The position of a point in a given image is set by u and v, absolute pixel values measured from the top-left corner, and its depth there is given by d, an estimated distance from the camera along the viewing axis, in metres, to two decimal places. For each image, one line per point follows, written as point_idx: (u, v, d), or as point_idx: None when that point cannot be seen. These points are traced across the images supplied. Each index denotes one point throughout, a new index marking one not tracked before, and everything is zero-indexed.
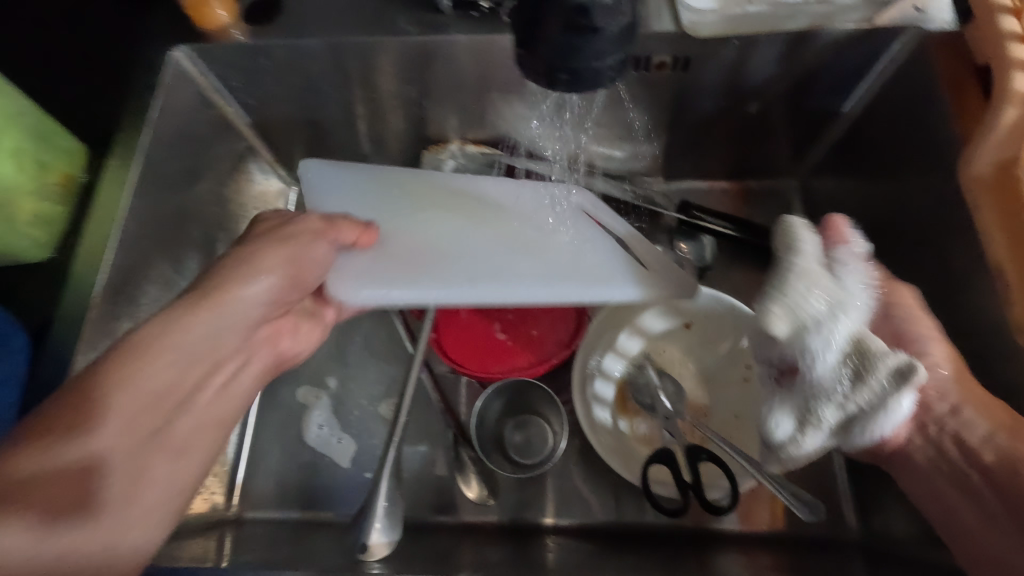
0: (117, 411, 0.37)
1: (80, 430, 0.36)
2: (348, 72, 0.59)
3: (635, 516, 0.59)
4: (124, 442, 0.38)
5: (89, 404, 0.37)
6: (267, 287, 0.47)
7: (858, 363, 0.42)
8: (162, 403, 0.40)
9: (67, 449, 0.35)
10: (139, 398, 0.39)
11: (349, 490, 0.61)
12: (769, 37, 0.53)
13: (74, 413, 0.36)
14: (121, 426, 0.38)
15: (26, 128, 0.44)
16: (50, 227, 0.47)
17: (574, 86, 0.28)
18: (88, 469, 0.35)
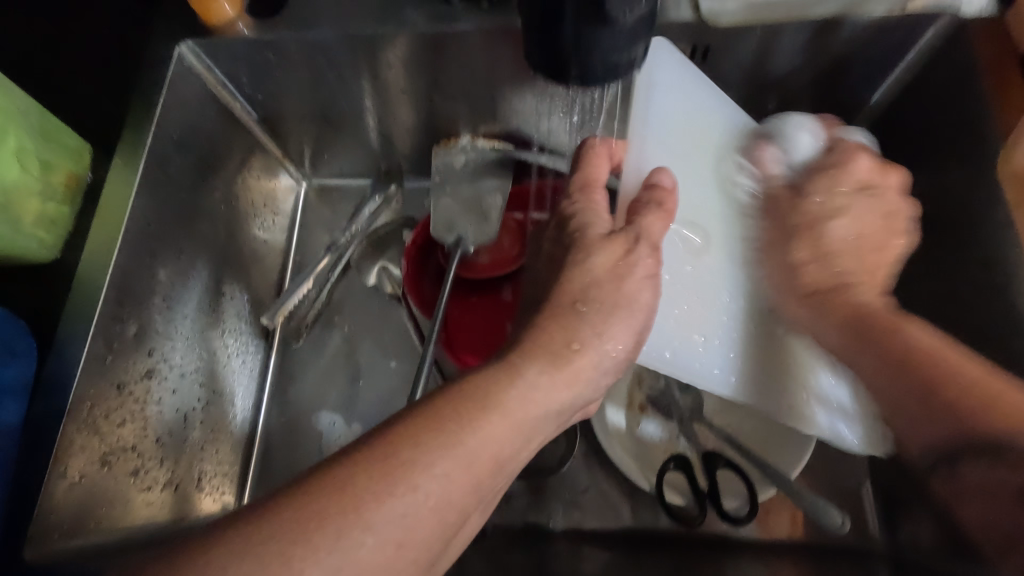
0: (433, 477, 0.31)
1: (367, 505, 0.29)
2: (357, 66, 0.57)
3: (649, 522, 0.57)
4: (404, 493, 0.30)
5: (404, 461, 0.31)
6: (563, 397, 0.37)
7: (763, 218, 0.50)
8: (452, 486, 0.31)
9: (350, 545, 0.28)
10: (419, 466, 0.31)
11: None
12: (793, 25, 0.50)
13: (385, 472, 0.30)
14: (385, 496, 0.29)
15: (29, 127, 0.43)
16: (55, 229, 0.46)
17: (587, 79, 0.28)
18: (391, 544, 0.29)
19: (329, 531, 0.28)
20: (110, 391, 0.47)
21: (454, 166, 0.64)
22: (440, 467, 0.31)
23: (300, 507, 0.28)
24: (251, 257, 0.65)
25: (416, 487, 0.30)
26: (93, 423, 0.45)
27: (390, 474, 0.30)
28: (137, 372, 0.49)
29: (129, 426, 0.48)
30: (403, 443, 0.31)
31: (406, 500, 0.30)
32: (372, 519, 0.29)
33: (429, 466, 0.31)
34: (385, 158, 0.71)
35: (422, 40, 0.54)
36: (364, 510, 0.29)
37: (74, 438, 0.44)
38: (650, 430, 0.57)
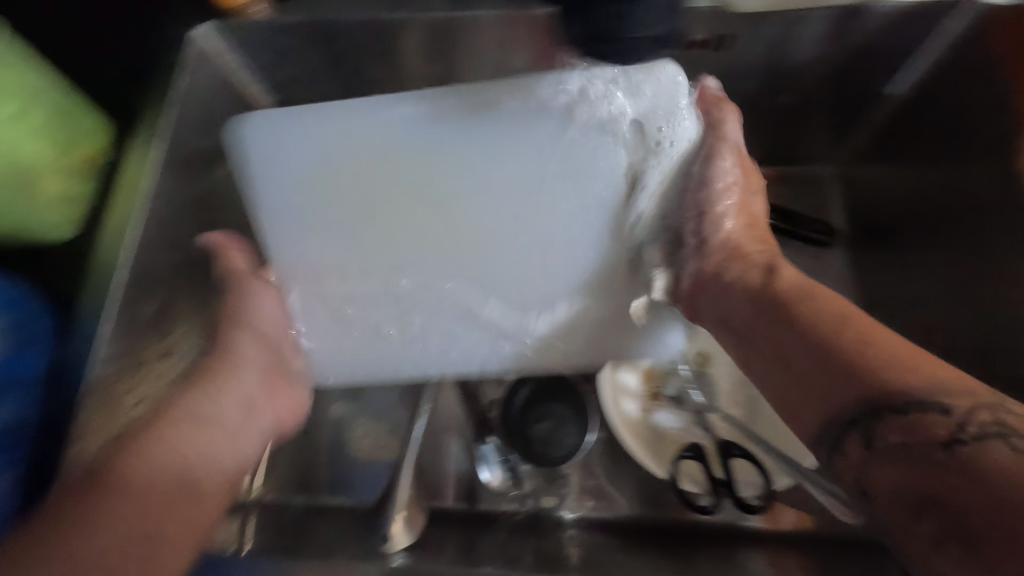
0: (115, 519, 0.39)
1: (59, 552, 0.36)
2: (376, 51, 0.57)
3: (661, 510, 0.58)
4: (79, 524, 0.38)
5: (130, 460, 0.42)
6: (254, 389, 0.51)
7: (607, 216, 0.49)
8: (131, 504, 0.40)
9: (88, 540, 0.37)
10: (105, 504, 0.39)
11: (370, 475, 0.61)
12: (815, 14, 0.50)
13: (108, 482, 0.40)
14: (91, 512, 0.39)
15: (52, 107, 0.43)
16: (77, 209, 0.47)
17: (600, 52, 0.30)
18: (112, 553, 0.37)
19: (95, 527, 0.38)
20: (130, 369, 0.49)
21: None
22: (105, 520, 0.38)
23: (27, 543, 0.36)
24: None
25: (100, 522, 0.38)
26: (110, 401, 0.47)
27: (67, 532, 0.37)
28: (155, 351, 0.51)
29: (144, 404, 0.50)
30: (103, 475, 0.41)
31: (96, 517, 0.38)
32: (86, 532, 0.38)
33: (94, 514, 0.39)
34: None
35: (438, 26, 0.54)
36: (69, 531, 0.37)
37: (93, 418, 0.46)
38: (664, 419, 0.57)
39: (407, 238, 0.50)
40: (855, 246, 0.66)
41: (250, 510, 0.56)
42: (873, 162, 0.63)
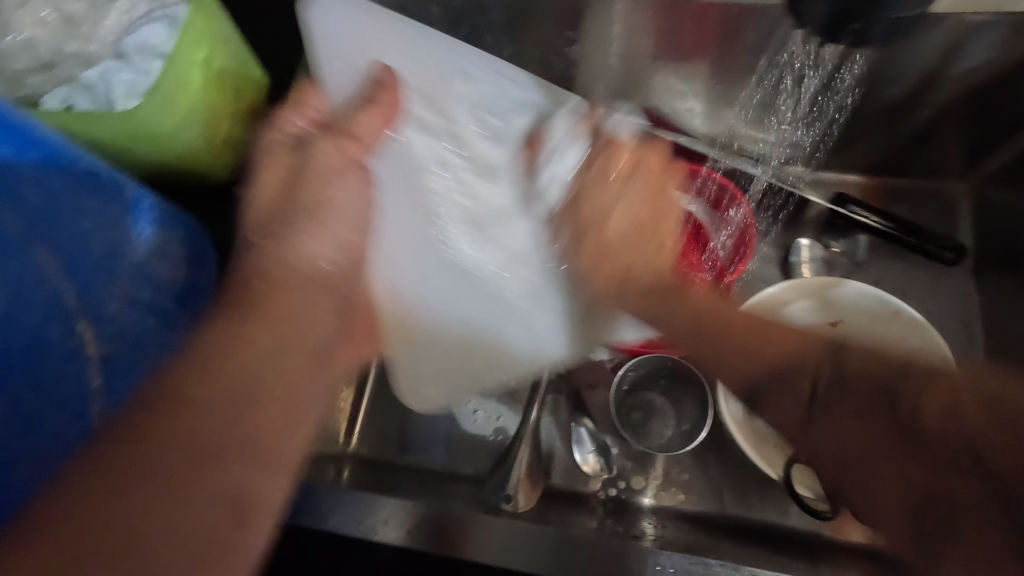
0: (191, 406, 0.34)
1: (108, 498, 0.31)
2: (514, 29, 0.58)
3: (740, 513, 0.57)
4: (132, 501, 0.31)
5: (138, 439, 0.32)
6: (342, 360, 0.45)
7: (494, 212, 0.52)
8: (174, 479, 0.32)
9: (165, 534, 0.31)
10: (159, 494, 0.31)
11: (443, 438, 0.59)
12: (990, 22, 0.49)
13: (127, 450, 0.32)
14: (177, 459, 0.32)
15: (231, 53, 0.45)
16: (233, 152, 0.49)
17: (862, 40, 0.26)
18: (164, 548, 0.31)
19: (105, 500, 0.30)
20: None
21: None
22: (205, 385, 0.35)
23: (107, 473, 0.31)
24: None
25: (161, 517, 0.31)
26: None
27: (195, 433, 0.34)
28: None
29: None
30: (141, 437, 0.32)
31: (170, 474, 0.32)
32: (150, 456, 0.32)
33: (190, 412, 0.34)
34: None
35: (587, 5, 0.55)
36: (115, 492, 0.31)
37: None
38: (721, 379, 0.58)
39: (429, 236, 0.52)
40: (980, 272, 0.63)
41: (343, 463, 0.57)
42: (1010, 184, 0.61)
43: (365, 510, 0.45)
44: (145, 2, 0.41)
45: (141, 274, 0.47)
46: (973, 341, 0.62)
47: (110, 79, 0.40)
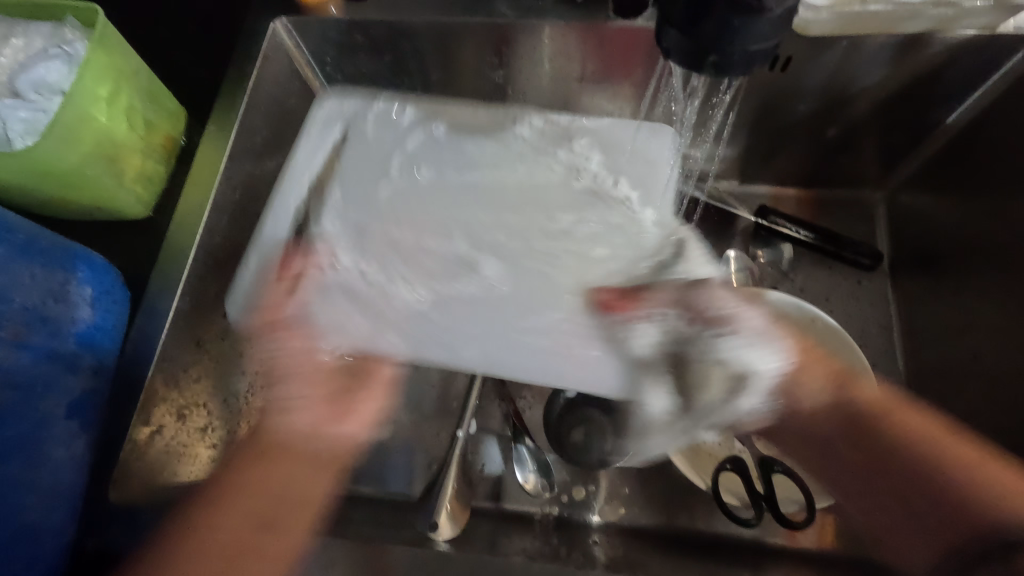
0: (268, 463, 0.42)
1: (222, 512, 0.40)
2: (439, 54, 0.59)
3: (683, 523, 0.58)
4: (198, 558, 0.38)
5: (235, 488, 0.41)
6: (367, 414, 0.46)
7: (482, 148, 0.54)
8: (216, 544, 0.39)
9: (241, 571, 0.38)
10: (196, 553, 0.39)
11: (392, 463, 0.59)
12: (879, 40, 0.51)
13: (243, 484, 0.41)
14: (232, 518, 0.40)
15: (139, 88, 0.45)
16: (151, 187, 0.49)
17: (723, 70, 0.27)
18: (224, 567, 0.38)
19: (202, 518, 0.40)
20: (190, 346, 0.48)
21: None
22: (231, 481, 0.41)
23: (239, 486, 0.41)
24: None
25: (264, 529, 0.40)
26: (173, 376, 0.46)
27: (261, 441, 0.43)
28: (214, 332, 0.50)
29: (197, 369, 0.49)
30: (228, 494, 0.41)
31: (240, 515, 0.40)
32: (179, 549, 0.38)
33: (236, 478, 0.41)
34: None
35: (507, 31, 0.56)
36: (220, 499, 0.41)
37: (160, 398, 0.45)
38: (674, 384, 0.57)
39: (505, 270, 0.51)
40: (897, 275, 0.66)
41: None
42: (920, 190, 0.64)
43: None
44: (42, 40, 0.41)
45: (34, 318, 0.42)
46: (893, 344, 0.64)
47: (5, 118, 0.39)
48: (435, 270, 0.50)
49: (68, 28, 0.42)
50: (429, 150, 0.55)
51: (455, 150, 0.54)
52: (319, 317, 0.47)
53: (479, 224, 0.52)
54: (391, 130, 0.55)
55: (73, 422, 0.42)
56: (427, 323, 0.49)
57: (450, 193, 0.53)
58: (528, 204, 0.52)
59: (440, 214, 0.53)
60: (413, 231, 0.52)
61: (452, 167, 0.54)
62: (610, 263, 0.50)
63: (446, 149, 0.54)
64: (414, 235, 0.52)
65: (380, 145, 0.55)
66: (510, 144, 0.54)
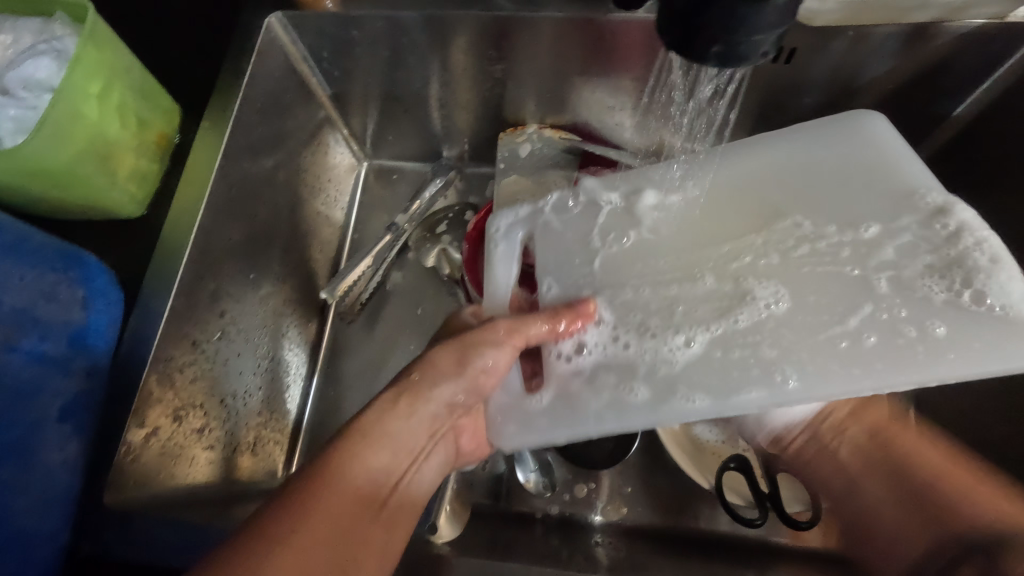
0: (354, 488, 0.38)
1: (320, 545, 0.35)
2: (437, 49, 0.58)
3: (687, 523, 0.57)
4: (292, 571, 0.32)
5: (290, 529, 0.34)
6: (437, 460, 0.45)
7: (578, 219, 0.48)
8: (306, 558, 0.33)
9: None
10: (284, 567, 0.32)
11: None
12: (885, 31, 0.50)
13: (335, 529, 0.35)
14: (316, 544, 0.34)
15: (132, 85, 0.45)
16: (145, 185, 0.48)
17: (726, 61, 0.27)
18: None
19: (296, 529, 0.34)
20: (186, 346, 0.47)
21: (519, 155, 0.65)
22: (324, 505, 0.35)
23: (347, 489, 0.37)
24: (315, 231, 0.65)
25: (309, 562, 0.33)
26: (169, 377, 0.46)
27: (362, 436, 0.39)
28: (209, 332, 0.50)
29: (193, 369, 0.48)
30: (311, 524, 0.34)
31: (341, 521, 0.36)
32: (260, 566, 0.32)
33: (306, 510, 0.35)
34: (447, 143, 0.70)
35: (506, 25, 0.55)
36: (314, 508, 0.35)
37: (157, 400, 0.45)
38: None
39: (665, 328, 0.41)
40: None
41: None
42: None
43: None
44: (31, 36, 0.41)
45: (25, 320, 0.42)
46: None
47: None
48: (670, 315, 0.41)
49: (58, 24, 0.41)
50: (574, 227, 0.48)
51: (589, 218, 0.48)
52: (576, 405, 0.41)
53: (674, 257, 0.44)
54: (513, 243, 0.49)
55: (65, 426, 0.42)
56: (710, 372, 0.39)
57: (698, 228, 0.45)
58: (812, 205, 0.43)
59: (661, 259, 0.44)
60: (660, 291, 0.42)
61: (582, 234, 0.47)
62: (925, 234, 0.39)
63: (569, 232, 0.48)
64: (647, 296, 0.42)
65: (571, 237, 0.47)
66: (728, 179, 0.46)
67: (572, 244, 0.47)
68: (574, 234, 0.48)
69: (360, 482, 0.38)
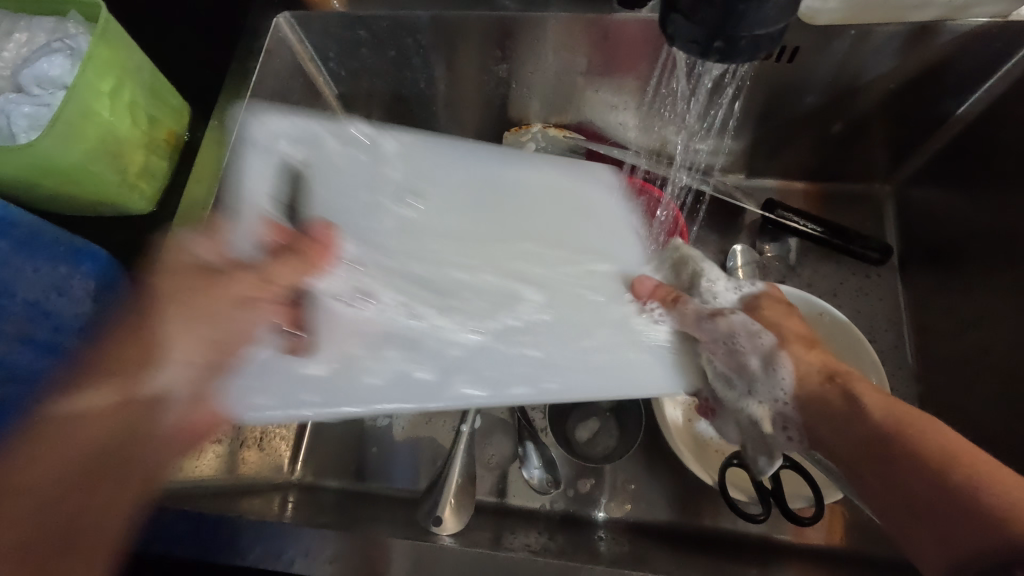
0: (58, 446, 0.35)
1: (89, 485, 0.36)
2: (443, 48, 0.59)
3: (693, 521, 0.57)
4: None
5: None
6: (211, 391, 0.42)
7: (331, 164, 0.52)
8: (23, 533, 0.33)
9: None
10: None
11: (397, 459, 0.59)
12: (889, 30, 0.51)
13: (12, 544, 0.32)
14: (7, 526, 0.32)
15: (142, 83, 0.45)
16: (155, 182, 0.49)
17: (727, 56, 0.27)
18: None
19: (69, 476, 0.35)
20: None
21: (524, 154, 0.66)
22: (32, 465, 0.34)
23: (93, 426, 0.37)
24: None
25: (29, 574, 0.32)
26: None
27: (146, 352, 0.39)
28: None
29: None
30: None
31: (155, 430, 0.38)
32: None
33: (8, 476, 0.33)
34: (452, 143, 0.71)
35: (510, 25, 0.56)
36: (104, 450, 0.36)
37: None
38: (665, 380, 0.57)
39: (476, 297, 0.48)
40: (906, 269, 0.65)
41: (287, 491, 0.55)
42: (929, 184, 0.63)
43: (285, 543, 0.44)
44: (46, 35, 0.42)
45: (38, 313, 0.42)
46: (901, 340, 0.63)
47: (9, 113, 0.39)
48: (423, 279, 0.49)
49: (71, 23, 0.42)
50: (354, 180, 0.52)
51: (337, 172, 0.52)
52: (354, 363, 0.44)
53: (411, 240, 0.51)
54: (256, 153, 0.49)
55: None
56: (444, 333, 0.46)
57: (472, 219, 0.53)
58: (560, 237, 0.53)
59: (448, 240, 0.51)
60: (436, 260, 0.50)
61: (336, 183, 0.51)
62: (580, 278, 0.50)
63: (351, 176, 0.52)
64: (424, 260, 0.50)
65: (361, 182, 0.52)
66: (527, 183, 0.55)
67: (344, 185, 0.52)
68: (324, 171, 0.51)
69: (176, 427, 0.39)
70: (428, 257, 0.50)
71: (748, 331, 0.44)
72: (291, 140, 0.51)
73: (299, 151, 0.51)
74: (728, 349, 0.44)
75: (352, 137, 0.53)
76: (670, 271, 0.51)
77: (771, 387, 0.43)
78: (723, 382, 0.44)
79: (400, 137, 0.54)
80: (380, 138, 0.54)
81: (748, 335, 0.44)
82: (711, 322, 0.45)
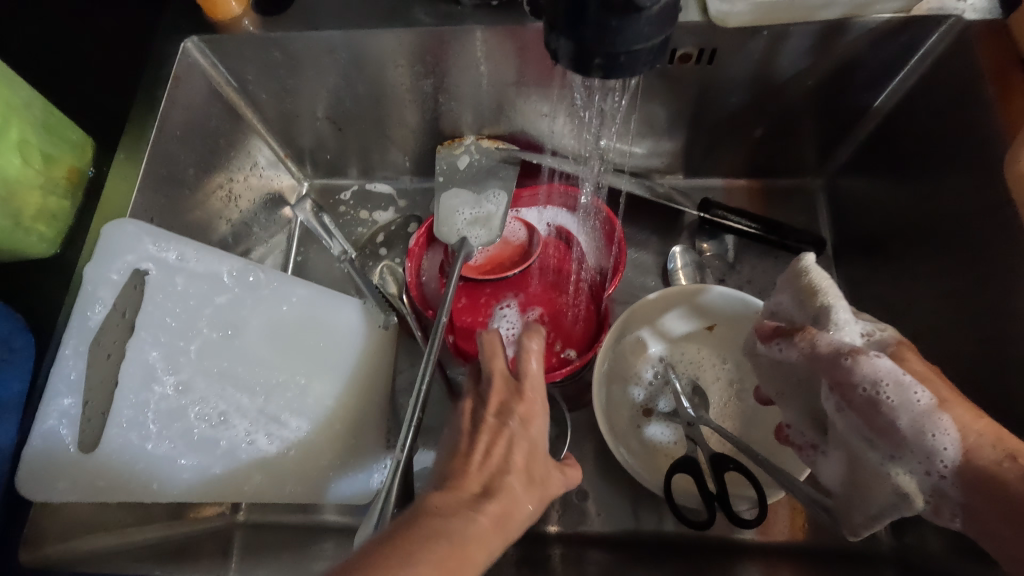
0: None
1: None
2: (364, 66, 0.57)
3: (653, 527, 0.57)
4: None
5: None
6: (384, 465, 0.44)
7: (257, 295, 0.50)
8: None
9: None
10: None
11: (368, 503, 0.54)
12: (800, 28, 0.51)
13: None
14: None
15: (33, 119, 0.44)
16: (58, 221, 0.47)
17: (609, 73, 0.26)
18: None
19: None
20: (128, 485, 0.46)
21: (458, 167, 0.65)
22: None
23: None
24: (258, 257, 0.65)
25: None
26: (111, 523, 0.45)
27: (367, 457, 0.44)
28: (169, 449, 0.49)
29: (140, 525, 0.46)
30: None
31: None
32: None
33: None
34: (388, 159, 0.70)
35: (430, 41, 0.55)
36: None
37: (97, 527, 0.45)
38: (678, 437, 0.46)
39: (267, 408, 0.48)
40: (841, 258, 0.66)
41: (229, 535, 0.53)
42: (858, 174, 0.64)
43: None
44: None
45: None
46: None
47: None
48: (262, 414, 0.48)
49: None
50: (246, 305, 0.50)
51: (228, 309, 0.49)
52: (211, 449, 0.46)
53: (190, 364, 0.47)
54: (119, 252, 0.47)
55: None
56: (264, 472, 0.47)
57: (273, 350, 0.49)
58: (312, 373, 0.50)
59: (251, 369, 0.49)
60: (297, 389, 0.49)
61: (190, 308, 0.48)
62: (268, 407, 0.48)
63: (247, 300, 0.50)
64: (217, 397, 0.47)
65: (164, 301, 0.48)
66: (327, 342, 0.51)
67: (187, 304, 0.48)
68: (150, 294, 0.48)
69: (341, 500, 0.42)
70: (256, 389, 0.48)
71: (894, 384, 0.38)
72: (196, 257, 0.49)
73: (217, 258, 0.50)
74: (870, 399, 0.39)
75: (233, 268, 0.50)
76: (793, 298, 0.45)
77: (924, 454, 0.37)
78: (864, 443, 0.41)
79: (271, 277, 0.51)
80: (235, 275, 0.50)
81: (893, 388, 0.38)
82: (848, 366, 0.39)
